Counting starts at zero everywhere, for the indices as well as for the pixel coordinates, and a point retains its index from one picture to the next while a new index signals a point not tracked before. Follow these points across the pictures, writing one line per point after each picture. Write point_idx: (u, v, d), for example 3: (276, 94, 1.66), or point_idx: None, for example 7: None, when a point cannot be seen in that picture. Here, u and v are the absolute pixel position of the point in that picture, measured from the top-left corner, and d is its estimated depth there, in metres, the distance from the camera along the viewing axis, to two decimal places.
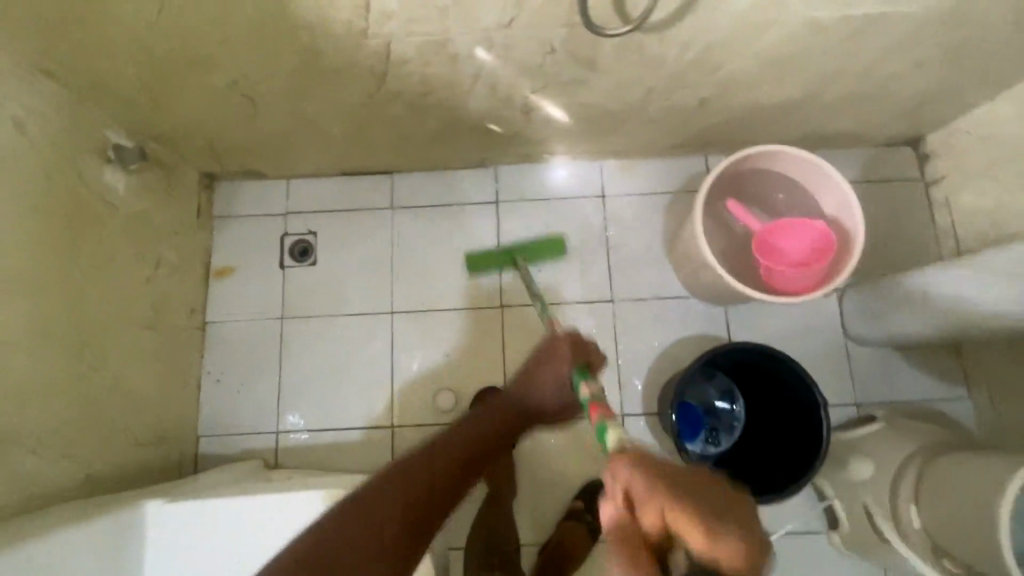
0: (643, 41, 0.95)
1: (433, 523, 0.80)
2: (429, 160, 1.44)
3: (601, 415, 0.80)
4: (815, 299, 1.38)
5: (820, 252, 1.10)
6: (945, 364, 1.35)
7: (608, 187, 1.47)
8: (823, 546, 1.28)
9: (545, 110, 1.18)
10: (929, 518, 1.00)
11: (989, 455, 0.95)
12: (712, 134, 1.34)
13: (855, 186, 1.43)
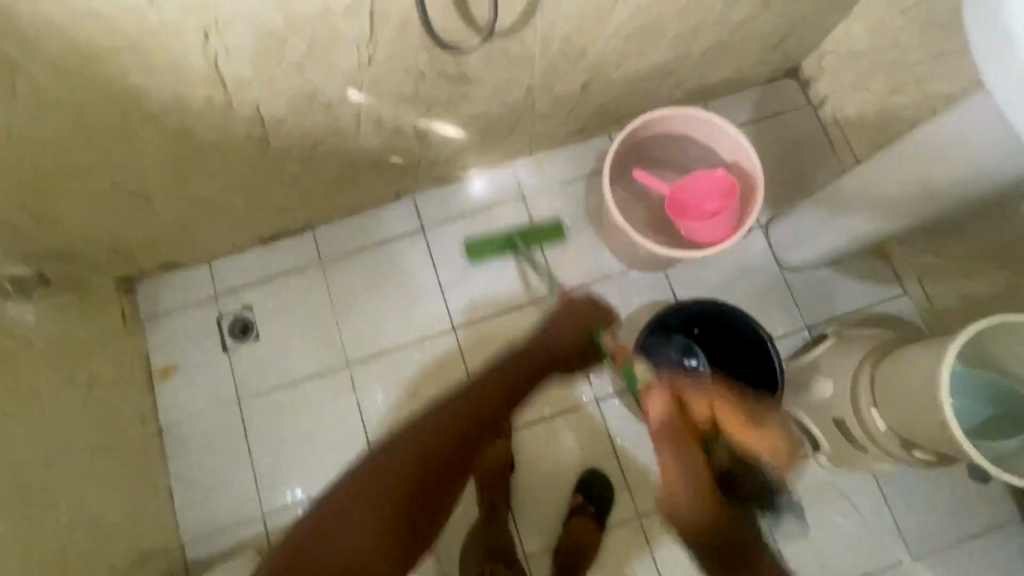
0: (504, 46, 0.97)
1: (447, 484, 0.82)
2: (345, 206, 1.43)
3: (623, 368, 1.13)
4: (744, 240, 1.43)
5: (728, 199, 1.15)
6: (877, 268, 1.40)
7: (526, 185, 1.49)
8: (813, 470, 1.32)
9: (438, 131, 1.19)
10: (892, 416, 1.04)
11: (926, 345, 1.00)
12: (606, 112, 1.37)
13: (752, 125, 1.49)
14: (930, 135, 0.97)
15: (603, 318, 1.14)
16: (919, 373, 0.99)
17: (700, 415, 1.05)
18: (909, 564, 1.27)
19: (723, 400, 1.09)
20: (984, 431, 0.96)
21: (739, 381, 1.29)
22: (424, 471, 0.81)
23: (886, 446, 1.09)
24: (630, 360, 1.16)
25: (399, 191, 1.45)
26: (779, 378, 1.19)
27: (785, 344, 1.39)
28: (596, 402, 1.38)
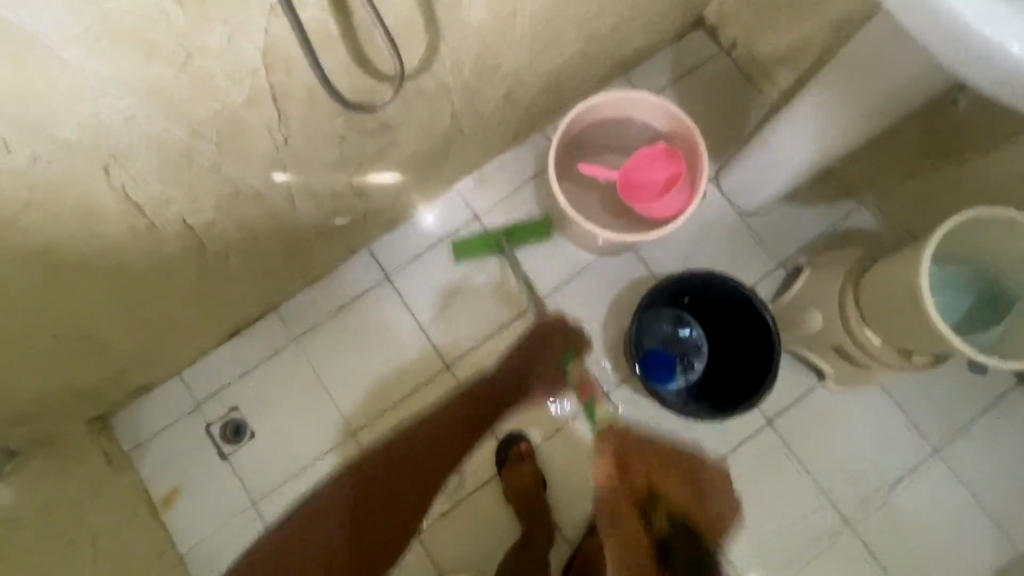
0: (417, 84, 0.94)
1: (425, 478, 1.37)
2: (301, 279, 1.38)
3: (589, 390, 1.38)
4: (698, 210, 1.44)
5: (676, 170, 1.15)
6: (829, 189, 1.44)
7: (476, 205, 1.47)
8: (827, 398, 1.35)
9: (375, 181, 1.15)
10: (885, 331, 1.07)
11: (901, 256, 1.02)
12: (532, 113, 1.36)
13: (674, 85, 1.50)
14: (846, 61, 1.01)
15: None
16: (900, 285, 1.01)
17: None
18: (935, 456, 1.32)
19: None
20: (972, 322, 1.00)
21: (736, 336, 1.31)
22: (406, 474, 1.36)
23: (885, 360, 1.11)
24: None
25: (352, 247, 1.41)
26: (772, 329, 1.21)
27: (765, 285, 1.42)
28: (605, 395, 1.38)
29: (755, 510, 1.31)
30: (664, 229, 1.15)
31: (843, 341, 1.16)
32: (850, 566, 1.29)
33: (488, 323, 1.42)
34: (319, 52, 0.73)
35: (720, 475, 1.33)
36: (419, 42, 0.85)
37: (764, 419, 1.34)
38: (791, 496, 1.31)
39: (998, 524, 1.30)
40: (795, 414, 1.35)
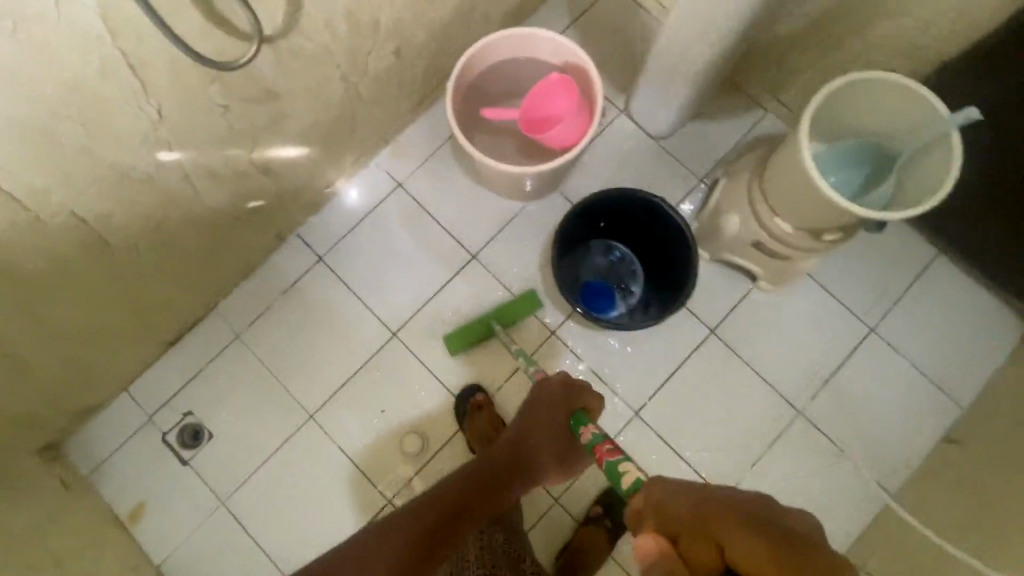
0: (291, 46, 0.94)
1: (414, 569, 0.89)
2: (232, 274, 1.37)
3: (610, 456, 0.91)
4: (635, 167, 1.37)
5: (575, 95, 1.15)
6: (736, 101, 1.48)
7: (397, 173, 1.47)
8: (764, 299, 1.40)
9: (280, 157, 1.15)
10: (792, 216, 1.11)
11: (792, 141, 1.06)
12: (434, 71, 1.36)
13: (573, 26, 1.53)
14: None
15: (574, 404, 1.05)
16: (794, 167, 1.04)
17: (690, 543, 0.64)
18: (872, 335, 1.38)
19: (737, 516, 0.62)
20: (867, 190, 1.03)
21: (656, 243, 1.34)
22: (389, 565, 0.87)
23: (800, 244, 1.15)
24: (598, 433, 0.97)
25: (279, 234, 1.40)
26: (681, 228, 1.23)
27: (690, 203, 1.45)
28: (552, 335, 1.41)
29: (712, 416, 1.36)
30: (574, 154, 1.15)
31: (760, 235, 1.20)
32: (808, 452, 1.34)
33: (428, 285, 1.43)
34: (168, 15, 0.73)
35: (674, 391, 1.37)
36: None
37: (707, 329, 1.38)
38: (743, 397, 1.36)
39: (940, 388, 1.36)
40: (736, 319, 1.39)
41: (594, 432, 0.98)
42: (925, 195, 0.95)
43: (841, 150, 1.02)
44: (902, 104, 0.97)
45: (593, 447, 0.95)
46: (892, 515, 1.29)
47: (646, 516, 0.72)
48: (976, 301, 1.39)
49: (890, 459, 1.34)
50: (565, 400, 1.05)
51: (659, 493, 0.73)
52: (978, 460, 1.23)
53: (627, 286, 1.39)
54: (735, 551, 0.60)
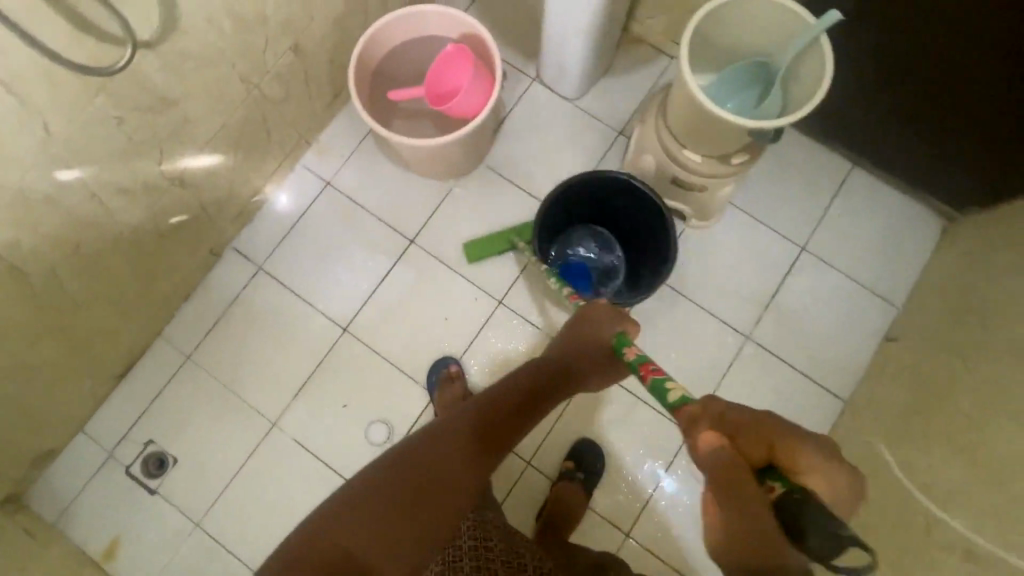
0: (174, 49, 0.95)
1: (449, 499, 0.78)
2: (172, 296, 1.37)
3: (653, 373, 0.89)
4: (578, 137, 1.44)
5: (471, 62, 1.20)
6: (641, 53, 1.53)
7: (324, 172, 1.48)
8: (696, 236, 1.44)
9: (194, 166, 1.16)
10: (697, 145, 1.15)
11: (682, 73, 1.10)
12: (340, 66, 1.38)
13: (474, 5, 1.56)
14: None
15: (615, 325, 1.04)
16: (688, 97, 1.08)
17: (750, 448, 0.68)
18: (803, 253, 1.44)
19: (792, 431, 0.68)
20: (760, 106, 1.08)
21: (639, 231, 1.33)
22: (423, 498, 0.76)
23: (713, 172, 1.19)
24: (659, 376, 0.88)
25: (213, 250, 1.40)
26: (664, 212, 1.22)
27: (613, 156, 1.49)
28: (501, 304, 1.43)
29: (664, 355, 1.39)
30: (483, 118, 1.20)
31: (676, 170, 1.24)
32: (760, 373, 1.39)
33: (371, 276, 1.44)
34: (31, 26, 0.74)
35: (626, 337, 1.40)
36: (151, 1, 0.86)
37: None
38: (692, 331, 1.40)
39: (875, 292, 1.42)
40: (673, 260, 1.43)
41: (639, 355, 0.96)
42: (807, 100, 1.01)
43: (728, 75, 1.08)
44: (774, 19, 1.02)
45: (637, 368, 0.93)
46: (848, 418, 1.34)
47: (703, 420, 0.73)
48: (894, 205, 1.45)
49: (838, 367, 1.39)
50: (614, 318, 1.05)
51: (714, 403, 0.74)
52: (916, 350, 1.28)
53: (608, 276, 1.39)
54: (778, 458, 0.68)
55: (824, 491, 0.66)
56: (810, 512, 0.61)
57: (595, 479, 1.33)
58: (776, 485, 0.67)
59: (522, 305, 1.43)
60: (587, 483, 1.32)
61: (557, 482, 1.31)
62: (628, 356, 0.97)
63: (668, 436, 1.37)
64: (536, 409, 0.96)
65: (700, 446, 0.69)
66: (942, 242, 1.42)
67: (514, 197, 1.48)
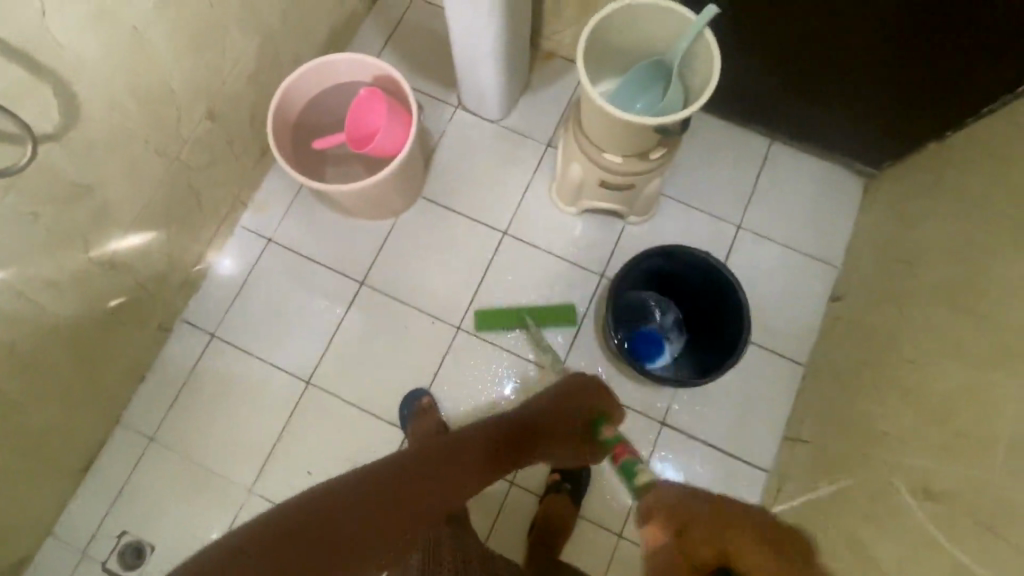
0: (81, 137, 0.95)
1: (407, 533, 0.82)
2: (125, 380, 1.34)
3: (626, 455, 1.01)
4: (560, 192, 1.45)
5: (386, 103, 1.23)
6: (555, 67, 1.59)
7: (264, 229, 1.48)
8: (636, 232, 1.49)
9: (125, 247, 1.15)
10: (614, 147, 1.19)
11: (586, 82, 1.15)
12: (263, 124, 1.40)
13: (388, 45, 1.60)
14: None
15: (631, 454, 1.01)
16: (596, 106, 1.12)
17: (705, 555, 0.63)
18: (741, 231, 1.49)
19: (746, 526, 0.62)
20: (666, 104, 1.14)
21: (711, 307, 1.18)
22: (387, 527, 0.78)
23: (635, 170, 1.23)
24: (631, 457, 1.00)
25: (162, 325, 1.38)
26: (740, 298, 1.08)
27: (545, 168, 1.53)
28: (460, 328, 1.45)
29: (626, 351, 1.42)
30: (407, 154, 1.23)
31: (602, 174, 1.28)
32: None
33: (327, 324, 1.44)
34: None
35: (587, 340, 1.43)
36: (47, 93, 0.86)
37: (598, 274, 1.47)
38: None
39: (814, 256, 1.47)
40: (618, 257, 1.48)
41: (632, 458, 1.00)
42: (703, 91, 1.06)
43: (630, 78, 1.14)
44: (660, 20, 1.07)
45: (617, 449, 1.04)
46: (810, 381, 1.38)
47: (656, 515, 0.69)
48: (817, 170, 1.52)
49: (793, 333, 1.43)
50: (604, 394, 1.21)
51: (662, 495, 0.71)
52: (860, 305, 1.33)
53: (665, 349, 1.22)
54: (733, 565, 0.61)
55: None
56: None
57: (581, 488, 1.33)
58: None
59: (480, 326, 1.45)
60: (575, 493, 1.32)
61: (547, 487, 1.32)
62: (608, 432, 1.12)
63: (642, 428, 1.39)
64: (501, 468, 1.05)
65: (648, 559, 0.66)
66: (866, 198, 1.49)
67: (456, 223, 1.50)
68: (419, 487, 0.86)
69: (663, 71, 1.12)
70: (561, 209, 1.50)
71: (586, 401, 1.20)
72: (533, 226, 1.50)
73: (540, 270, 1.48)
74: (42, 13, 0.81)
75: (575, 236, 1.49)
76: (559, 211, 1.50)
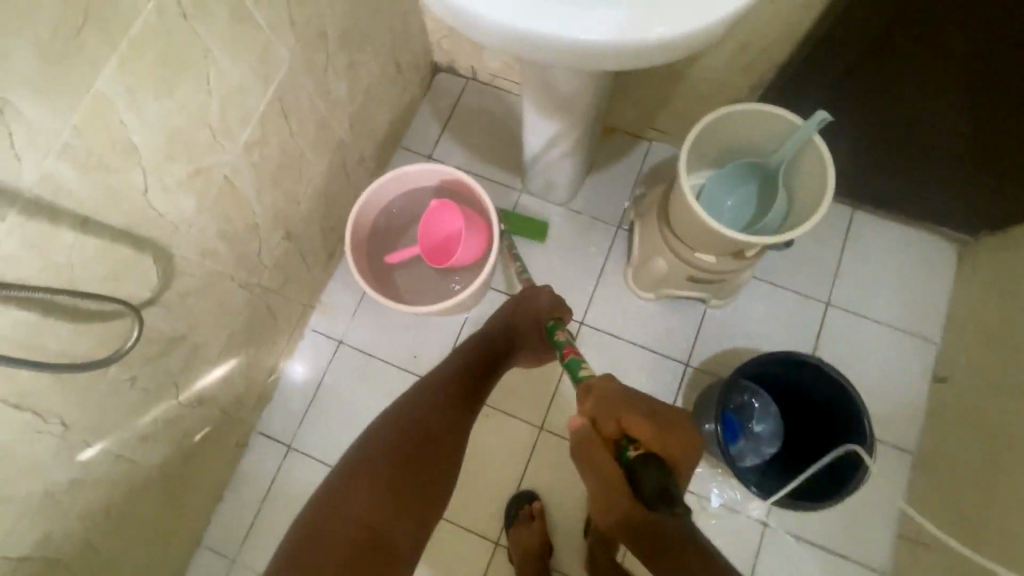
0: (176, 293, 0.92)
1: (390, 536, 0.90)
2: (205, 502, 1.30)
3: (573, 352, 0.97)
4: (637, 278, 1.39)
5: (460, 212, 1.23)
6: (620, 142, 1.54)
7: (333, 332, 1.44)
8: (719, 314, 1.42)
9: (210, 380, 1.12)
10: (709, 249, 1.13)
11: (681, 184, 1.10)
12: (330, 229, 1.36)
13: (446, 132, 1.57)
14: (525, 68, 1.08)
15: (551, 312, 1.10)
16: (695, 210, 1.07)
17: (609, 426, 0.83)
18: (830, 308, 1.42)
19: (638, 404, 0.83)
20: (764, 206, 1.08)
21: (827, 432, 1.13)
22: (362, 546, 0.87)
23: (732, 267, 1.17)
24: (576, 354, 0.96)
25: (239, 440, 1.35)
26: (871, 438, 1.02)
27: (618, 251, 1.48)
28: (544, 428, 1.38)
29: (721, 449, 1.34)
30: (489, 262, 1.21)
31: (691, 271, 1.22)
32: None
33: None
34: (32, 344, 0.71)
35: None
36: (148, 261, 0.83)
37: (683, 363, 1.40)
38: None
39: (911, 331, 1.40)
40: (704, 342, 1.41)
41: (566, 337, 1.02)
42: (814, 201, 1.00)
43: (725, 177, 1.09)
44: (760, 121, 1.02)
45: (560, 346, 1.00)
46: (923, 471, 1.30)
47: (585, 403, 0.86)
48: (905, 239, 1.45)
49: (896, 417, 1.36)
50: (552, 304, 1.10)
51: (605, 384, 0.85)
52: (972, 392, 1.26)
53: (746, 451, 1.16)
54: (628, 430, 0.81)
55: (672, 451, 0.81)
56: (649, 472, 0.75)
57: None
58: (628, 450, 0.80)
59: (563, 424, 1.38)
60: None
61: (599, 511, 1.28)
62: (562, 337, 1.03)
63: (745, 531, 1.31)
64: (463, 390, 1.06)
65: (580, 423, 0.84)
66: (962, 267, 1.41)
67: None
68: (362, 489, 0.92)
69: (761, 172, 1.07)
70: (638, 294, 1.44)
71: (538, 315, 1.11)
72: (611, 314, 1.44)
73: (621, 360, 1.41)
74: (144, 188, 0.78)
75: (656, 322, 1.43)
76: (636, 296, 1.44)
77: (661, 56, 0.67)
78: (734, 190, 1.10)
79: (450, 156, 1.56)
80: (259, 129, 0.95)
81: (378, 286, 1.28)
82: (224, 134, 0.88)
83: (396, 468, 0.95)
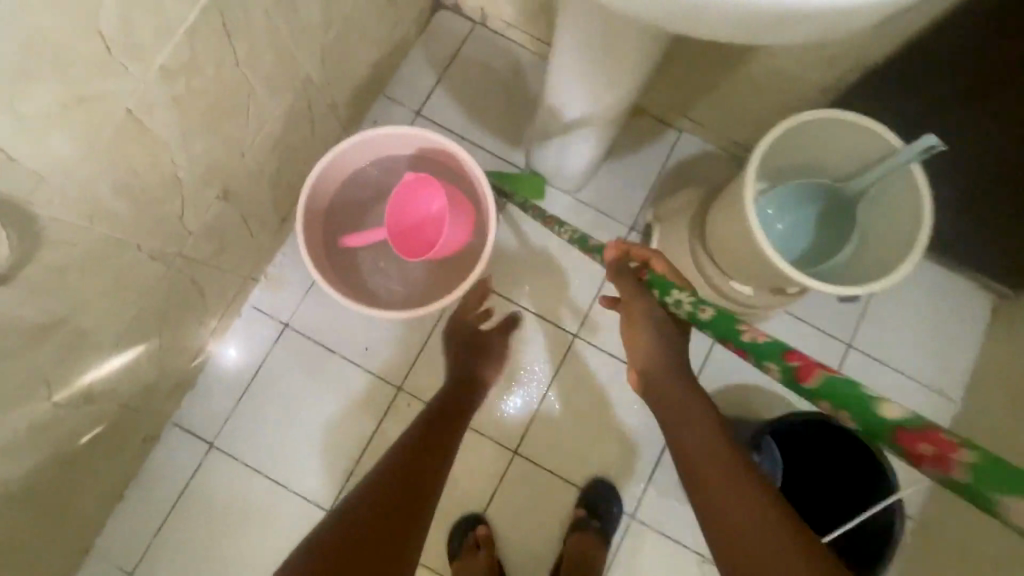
0: (42, 269, 0.66)
1: None
2: (99, 505, 1.07)
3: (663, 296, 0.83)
4: None
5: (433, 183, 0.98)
6: (646, 128, 1.30)
7: (277, 312, 1.19)
8: None
9: (104, 372, 0.87)
10: (746, 278, 0.94)
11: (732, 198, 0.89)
12: (284, 189, 1.09)
13: (441, 85, 1.30)
14: (575, 8, 0.83)
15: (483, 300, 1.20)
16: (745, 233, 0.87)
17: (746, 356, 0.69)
18: (850, 350, 1.27)
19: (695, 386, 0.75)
20: (827, 239, 0.89)
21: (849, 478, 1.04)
22: None
23: (766, 303, 0.98)
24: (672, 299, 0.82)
25: (149, 434, 1.11)
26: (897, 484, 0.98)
27: None
28: (517, 453, 1.19)
29: None
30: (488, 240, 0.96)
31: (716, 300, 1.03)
32: None
33: (352, 436, 1.18)
34: None
35: (668, 475, 1.20)
36: None
37: None
38: None
39: (932, 387, 1.27)
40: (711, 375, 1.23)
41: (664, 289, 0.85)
42: (893, 249, 0.81)
43: (784, 195, 0.89)
44: (842, 137, 0.82)
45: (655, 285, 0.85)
46: None
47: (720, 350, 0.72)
48: (939, 284, 1.30)
49: None
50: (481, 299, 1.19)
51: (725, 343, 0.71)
52: None
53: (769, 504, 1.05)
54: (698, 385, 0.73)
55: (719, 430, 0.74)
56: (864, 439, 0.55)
57: None
58: (823, 405, 0.60)
59: (540, 450, 1.20)
60: None
61: (566, 538, 1.12)
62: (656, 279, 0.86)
63: None
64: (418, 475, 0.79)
65: (614, 278, 0.89)
66: (994, 323, 1.27)
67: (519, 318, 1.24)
68: None
69: (829, 198, 0.87)
70: None
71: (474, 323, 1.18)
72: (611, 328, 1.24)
73: (615, 384, 1.22)
74: None
75: None
76: None
77: (783, 32, 0.48)
78: (793, 215, 0.90)
79: (443, 116, 1.29)
80: (187, 52, 0.67)
81: (335, 272, 1.04)
82: (127, 54, 0.61)
83: (370, 507, 0.71)
